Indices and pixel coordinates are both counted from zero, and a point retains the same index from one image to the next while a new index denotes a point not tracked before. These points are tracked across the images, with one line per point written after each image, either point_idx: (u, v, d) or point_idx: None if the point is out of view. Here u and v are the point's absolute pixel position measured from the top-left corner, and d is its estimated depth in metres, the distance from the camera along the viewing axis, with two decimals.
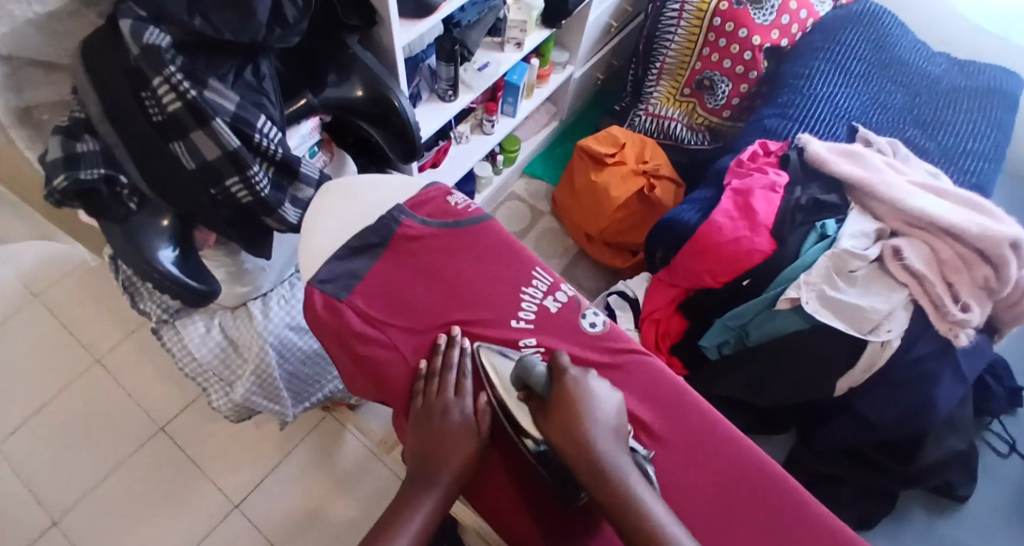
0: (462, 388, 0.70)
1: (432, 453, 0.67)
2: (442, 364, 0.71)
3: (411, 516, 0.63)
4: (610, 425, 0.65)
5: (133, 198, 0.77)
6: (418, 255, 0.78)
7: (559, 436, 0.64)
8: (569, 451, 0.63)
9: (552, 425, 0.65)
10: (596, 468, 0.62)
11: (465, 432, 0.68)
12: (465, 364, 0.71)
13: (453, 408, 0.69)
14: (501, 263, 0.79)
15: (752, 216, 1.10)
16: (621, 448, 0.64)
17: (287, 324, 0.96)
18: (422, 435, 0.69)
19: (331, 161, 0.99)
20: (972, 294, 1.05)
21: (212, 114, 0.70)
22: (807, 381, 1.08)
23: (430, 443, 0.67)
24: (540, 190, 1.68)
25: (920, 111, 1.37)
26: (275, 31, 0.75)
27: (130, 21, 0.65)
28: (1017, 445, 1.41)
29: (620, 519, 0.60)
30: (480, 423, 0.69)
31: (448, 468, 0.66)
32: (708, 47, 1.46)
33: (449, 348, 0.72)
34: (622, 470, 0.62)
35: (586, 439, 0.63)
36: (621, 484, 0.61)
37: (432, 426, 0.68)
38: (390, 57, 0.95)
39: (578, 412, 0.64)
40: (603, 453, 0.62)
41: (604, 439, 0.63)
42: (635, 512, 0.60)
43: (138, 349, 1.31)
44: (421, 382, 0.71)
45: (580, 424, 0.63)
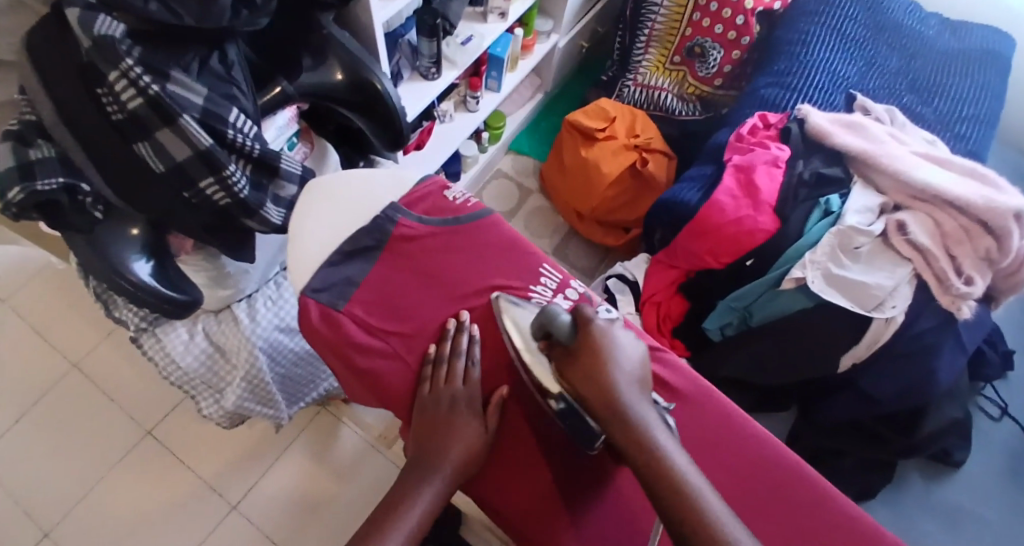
0: (470, 378, 0.67)
1: (434, 443, 0.64)
2: (450, 350, 0.68)
3: (409, 507, 0.60)
4: (633, 374, 0.62)
5: (98, 206, 0.70)
6: (417, 257, 0.73)
7: (581, 382, 0.61)
8: (591, 397, 0.60)
9: (573, 370, 0.61)
10: (619, 414, 0.59)
11: (472, 429, 0.65)
12: (474, 352, 0.68)
13: (461, 398, 0.66)
14: (508, 255, 0.74)
15: (755, 194, 1.07)
16: (644, 398, 0.61)
17: (277, 326, 0.91)
18: (422, 423, 0.66)
19: (311, 152, 0.93)
20: (975, 267, 1.01)
21: (179, 111, 0.63)
22: (814, 362, 1.05)
23: (432, 431, 0.65)
24: (528, 166, 1.62)
25: (916, 76, 1.32)
26: (243, 13, 0.67)
27: (77, 9, 0.58)
28: (1009, 409, 1.32)
29: (643, 466, 0.57)
30: (487, 418, 0.66)
31: (451, 461, 0.63)
32: (698, 12, 1.41)
33: (458, 334, 0.68)
34: (645, 417, 0.59)
35: (609, 385, 0.60)
36: (644, 431, 0.58)
37: (436, 416, 0.65)
38: (370, 35, 0.87)
39: (602, 358, 0.61)
40: (627, 400, 0.59)
41: (627, 386, 0.60)
42: (659, 460, 0.56)
43: (114, 351, 1.25)
44: (429, 368, 0.67)
45: (604, 371, 0.60)
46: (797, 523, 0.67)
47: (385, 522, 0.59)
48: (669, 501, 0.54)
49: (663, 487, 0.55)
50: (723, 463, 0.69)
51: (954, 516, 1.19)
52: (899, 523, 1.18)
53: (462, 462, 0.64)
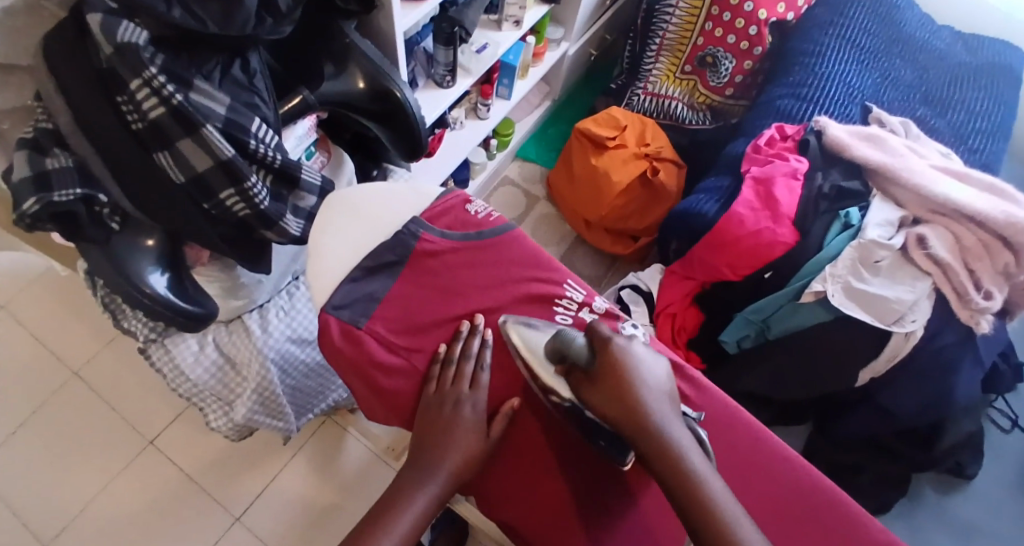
0: (478, 382, 0.66)
1: (434, 443, 0.62)
2: (459, 353, 0.67)
3: (404, 507, 0.59)
4: (661, 390, 0.60)
5: (115, 217, 0.69)
6: (438, 272, 0.71)
7: (608, 406, 0.59)
8: (619, 422, 0.58)
9: (598, 395, 0.59)
10: (651, 437, 0.57)
11: (472, 432, 0.63)
12: (484, 356, 0.67)
13: (464, 402, 0.64)
14: (526, 267, 0.72)
15: (774, 206, 1.06)
16: (674, 416, 0.59)
17: (289, 337, 0.88)
18: (424, 424, 0.64)
19: (328, 161, 0.91)
20: (993, 281, 0.99)
21: (201, 120, 0.61)
22: (830, 375, 1.04)
23: (431, 433, 0.63)
24: (534, 173, 1.61)
25: (930, 88, 1.30)
26: (267, 21, 0.66)
27: (99, 16, 0.56)
28: (1021, 421, 1.26)
29: (679, 492, 0.55)
30: (491, 427, 0.64)
31: (447, 466, 0.61)
32: (711, 22, 1.39)
33: (471, 336, 0.67)
34: (677, 439, 0.57)
35: (638, 406, 0.58)
36: (678, 454, 0.56)
37: (439, 418, 0.64)
38: (391, 44, 0.86)
39: (627, 380, 0.59)
40: (658, 422, 0.58)
41: (656, 408, 0.58)
42: (694, 485, 0.55)
43: (118, 360, 1.22)
44: (437, 367, 0.66)
45: (631, 393, 0.58)
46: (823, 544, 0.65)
47: (381, 517, 0.58)
48: (703, 527, 0.54)
49: (698, 514, 0.54)
50: (746, 482, 0.67)
51: (968, 531, 1.17)
52: (916, 538, 1.16)
53: (461, 465, 0.61)
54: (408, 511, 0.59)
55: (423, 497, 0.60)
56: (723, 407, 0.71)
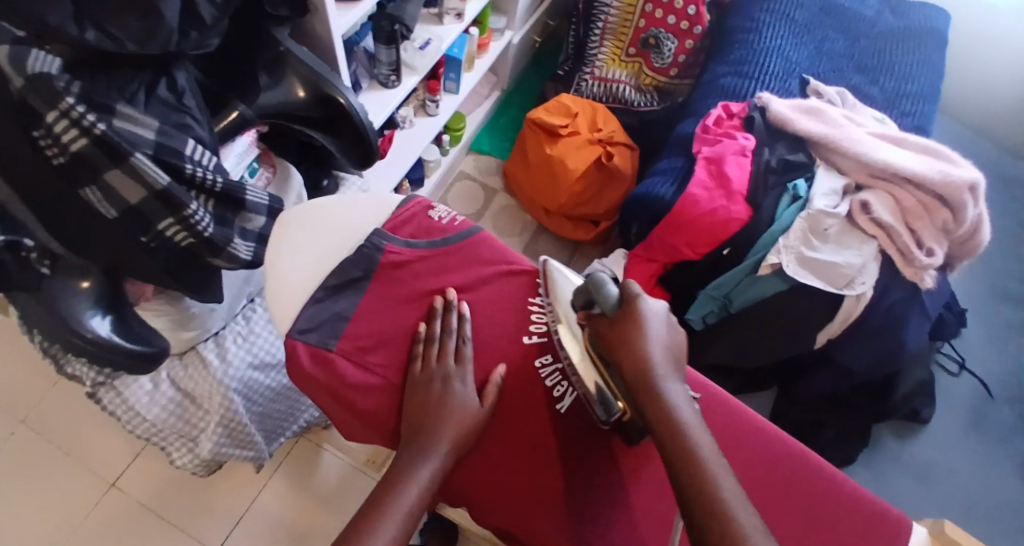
0: (462, 356, 0.64)
1: (427, 423, 0.60)
2: (440, 329, 0.65)
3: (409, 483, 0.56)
4: (671, 350, 0.59)
5: (45, 261, 0.65)
6: (408, 281, 0.70)
7: (615, 350, 0.58)
8: (622, 365, 0.58)
9: (608, 339, 0.59)
10: (648, 383, 0.56)
11: (466, 407, 0.61)
12: (465, 330, 0.66)
13: (453, 377, 0.62)
14: (492, 260, 0.72)
15: (726, 183, 1.08)
16: (676, 375, 0.58)
17: (250, 364, 0.85)
18: (413, 405, 0.62)
19: (273, 176, 0.87)
20: (934, 238, 1.03)
21: (129, 149, 0.56)
22: (790, 341, 1.07)
23: (421, 411, 0.61)
24: (490, 165, 1.58)
25: (862, 57, 1.34)
26: (191, 36, 0.61)
27: (5, 46, 0.51)
28: (967, 363, 1.28)
29: (665, 440, 0.54)
30: (483, 397, 0.63)
31: (446, 441, 0.59)
32: (651, 3, 1.39)
33: (448, 313, 0.67)
34: (672, 392, 0.56)
35: (643, 356, 0.57)
36: (671, 405, 0.55)
37: (427, 395, 0.62)
38: (330, 48, 0.83)
39: (640, 329, 0.58)
40: (659, 374, 0.57)
41: (661, 359, 0.58)
42: (681, 435, 0.54)
43: (67, 401, 1.16)
44: (420, 346, 0.65)
45: (639, 342, 0.58)
46: (803, 505, 0.67)
47: (380, 505, 0.55)
48: (681, 479, 0.52)
49: (677, 458, 0.53)
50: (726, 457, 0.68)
51: (926, 472, 1.17)
52: (882, 488, 1.15)
53: (457, 437, 0.60)
54: (410, 488, 0.56)
55: (423, 474, 0.57)
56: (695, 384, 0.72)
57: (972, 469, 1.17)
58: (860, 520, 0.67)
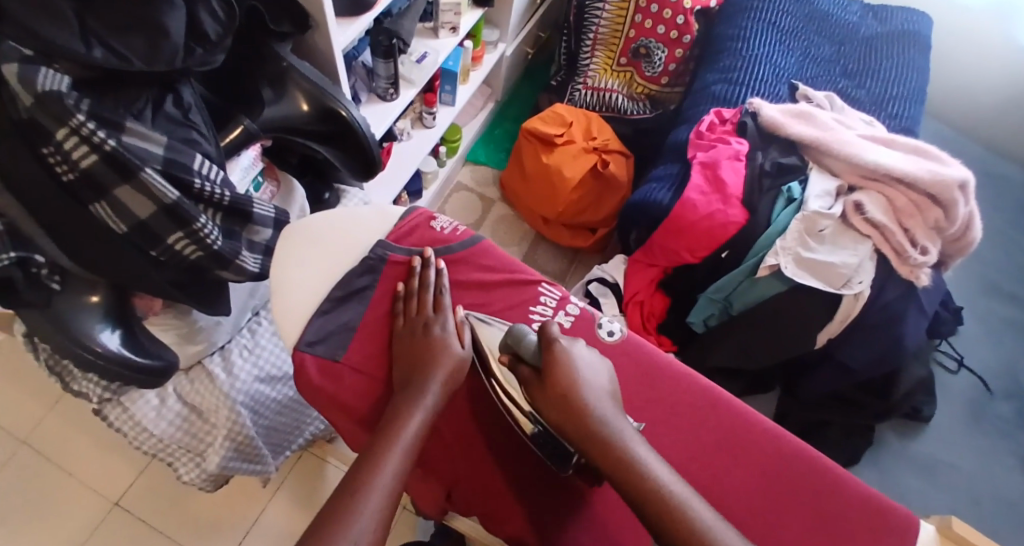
0: (441, 305, 0.68)
1: (418, 365, 0.63)
2: (419, 284, 0.69)
3: (406, 420, 0.59)
4: (603, 389, 0.61)
5: (55, 276, 0.65)
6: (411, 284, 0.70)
7: (553, 405, 0.60)
8: (560, 415, 0.60)
9: (545, 393, 0.61)
10: (586, 427, 0.58)
11: (450, 349, 0.65)
12: (443, 283, 0.70)
13: (434, 323, 0.66)
14: (491, 266, 0.74)
15: (723, 188, 1.09)
16: (617, 411, 0.60)
17: (256, 377, 0.85)
18: (402, 351, 0.65)
19: (277, 191, 0.87)
20: (927, 236, 1.04)
21: (139, 164, 0.57)
22: (790, 343, 1.08)
23: (412, 357, 0.64)
24: (487, 176, 1.60)
25: (848, 61, 1.37)
26: (196, 51, 0.63)
27: (15, 66, 0.52)
28: (966, 360, 1.30)
29: (619, 478, 0.56)
30: (463, 338, 0.67)
31: (437, 380, 0.62)
32: (640, 14, 1.42)
33: (426, 269, 0.70)
34: (619, 430, 0.58)
35: (579, 404, 0.59)
36: (619, 446, 0.57)
37: (413, 342, 0.65)
38: (330, 63, 0.83)
39: (569, 376, 0.60)
40: (600, 418, 0.59)
41: (598, 402, 0.60)
42: (635, 474, 0.55)
43: (68, 422, 1.15)
44: (400, 303, 0.68)
45: (573, 390, 0.60)
46: (815, 508, 0.67)
47: (381, 441, 0.57)
48: (650, 512, 0.54)
49: (640, 495, 0.55)
50: (734, 462, 0.69)
51: (933, 467, 1.17)
52: (888, 484, 1.16)
53: (449, 374, 0.63)
54: (409, 423, 0.58)
55: (421, 413, 0.60)
56: (703, 388, 0.73)
57: (976, 465, 1.18)
58: (868, 519, 0.67)
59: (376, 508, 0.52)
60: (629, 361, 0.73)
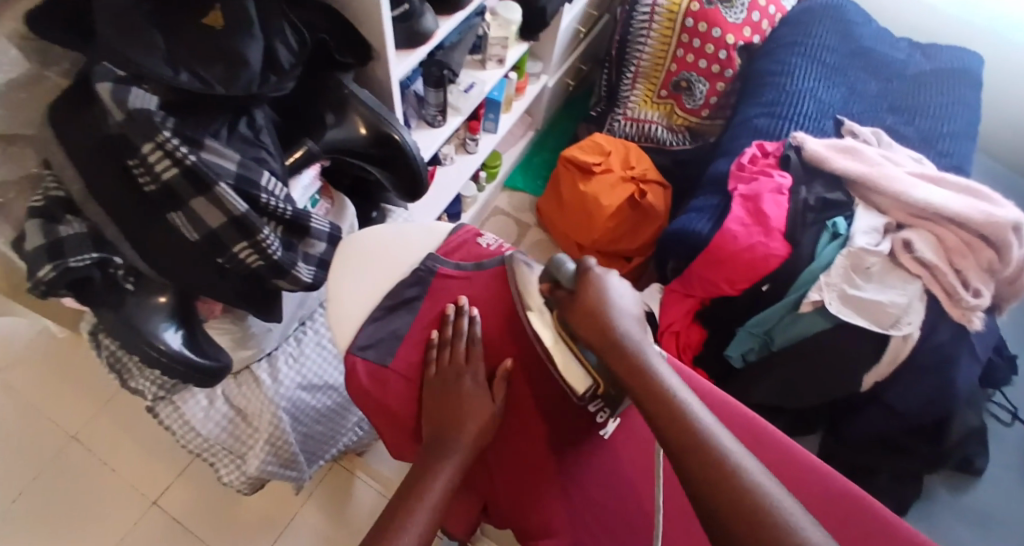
0: (474, 355, 0.68)
1: (447, 422, 0.64)
2: (453, 334, 0.69)
3: (431, 483, 0.60)
4: (633, 316, 0.63)
5: (129, 278, 0.70)
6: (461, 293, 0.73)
7: (579, 321, 0.62)
8: (589, 334, 0.61)
9: (573, 309, 0.63)
10: (614, 346, 0.60)
11: (481, 403, 0.66)
12: (475, 331, 0.69)
13: (466, 375, 0.66)
14: None
15: (764, 221, 1.09)
16: (644, 336, 0.62)
17: (299, 384, 0.90)
18: (435, 404, 0.66)
19: (331, 207, 0.91)
20: (980, 278, 1.02)
21: (215, 179, 0.62)
22: (834, 381, 1.05)
23: (446, 410, 0.65)
24: (524, 202, 1.63)
25: (895, 97, 1.36)
26: (271, 79, 0.68)
27: (110, 85, 0.58)
28: (1021, 413, 1.25)
29: (639, 390, 0.57)
30: (494, 391, 0.67)
31: (466, 440, 0.63)
32: (682, 48, 1.44)
33: (459, 318, 0.70)
34: (640, 346, 0.60)
35: (608, 324, 0.61)
36: (643, 363, 0.58)
37: (446, 394, 0.66)
38: (385, 90, 0.88)
39: (601, 300, 0.62)
40: (624, 334, 0.60)
41: (625, 319, 0.61)
42: (657, 389, 0.56)
43: (115, 419, 1.20)
44: (434, 350, 0.68)
45: (604, 314, 0.61)
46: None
47: (407, 502, 0.58)
48: (664, 421, 0.54)
49: (650, 402, 0.56)
50: None
51: (983, 523, 1.13)
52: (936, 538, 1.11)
53: (477, 432, 0.64)
54: (437, 483, 0.60)
55: (445, 472, 0.61)
56: (746, 420, 0.72)
57: None
58: None
59: None
60: None
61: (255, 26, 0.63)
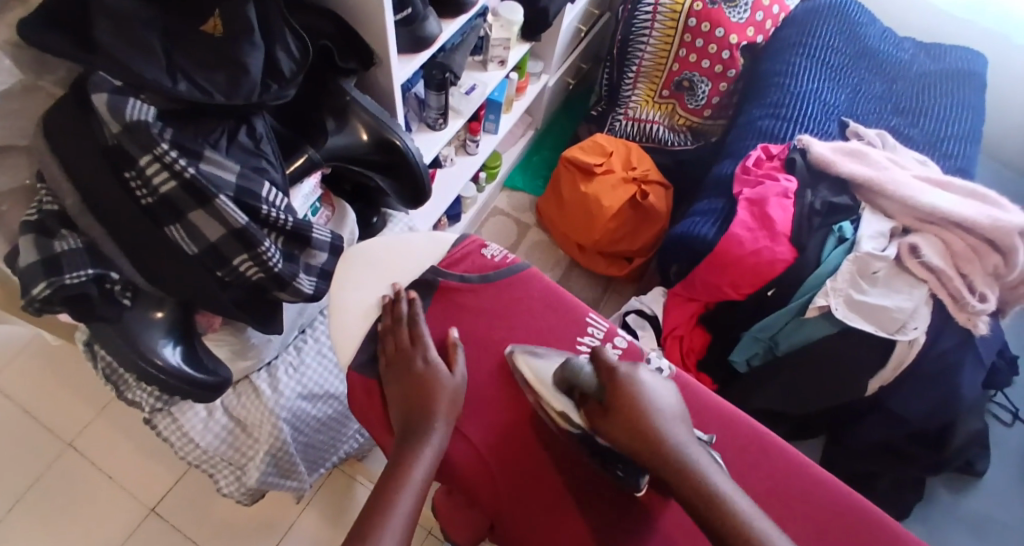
0: (421, 336, 0.67)
1: (418, 402, 0.64)
2: (393, 320, 0.69)
3: (413, 458, 0.60)
4: (674, 414, 0.60)
5: (126, 293, 0.68)
6: (468, 304, 0.74)
7: (620, 429, 0.59)
8: (637, 449, 0.58)
9: (613, 423, 0.59)
10: (665, 458, 0.57)
11: (446, 382, 0.65)
12: (420, 314, 0.69)
13: (416, 357, 0.66)
14: (533, 297, 0.75)
15: (770, 225, 1.08)
16: (690, 437, 0.59)
17: (300, 394, 0.88)
18: (397, 390, 0.66)
19: (333, 215, 0.90)
20: (986, 283, 1.01)
21: (214, 191, 0.61)
22: (839, 386, 1.05)
23: (412, 397, 0.64)
24: (523, 202, 1.61)
25: (900, 98, 1.35)
26: (272, 87, 0.66)
27: (105, 95, 0.56)
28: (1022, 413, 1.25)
29: (702, 508, 0.54)
30: (452, 365, 0.67)
31: (438, 413, 0.63)
32: (685, 48, 1.42)
33: (400, 302, 0.70)
34: (697, 460, 0.57)
35: (654, 434, 0.58)
36: (700, 478, 0.55)
37: (406, 377, 0.66)
38: (388, 95, 0.86)
39: (639, 405, 0.59)
40: (671, 441, 0.58)
41: (674, 429, 0.59)
42: (721, 505, 0.53)
43: (112, 425, 1.18)
44: (386, 337, 0.69)
45: (645, 421, 0.59)
46: None
47: (392, 486, 0.58)
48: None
49: (731, 533, 0.52)
50: (789, 511, 0.67)
51: (983, 526, 1.12)
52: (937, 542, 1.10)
53: (447, 410, 0.64)
54: (419, 467, 0.59)
55: (425, 456, 0.60)
56: (753, 435, 0.71)
57: None
58: None
59: (399, 526, 0.55)
60: None
61: (255, 32, 0.61)
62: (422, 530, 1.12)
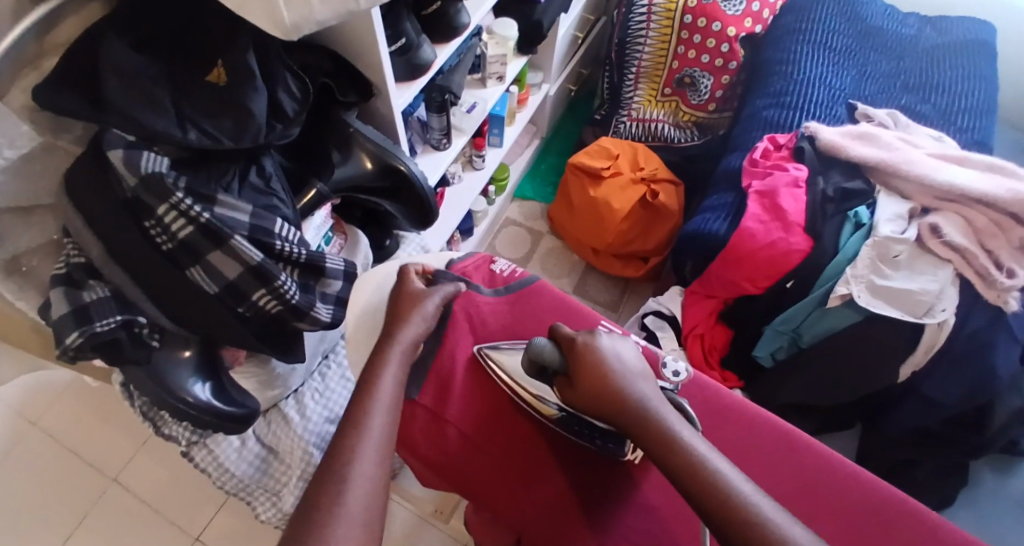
0: (409, 276, 0.75)
1: (400, 315, 0.71)
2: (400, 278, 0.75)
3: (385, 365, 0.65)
4: (634, 371, 0.66)
5: (154, 335, 0.70)
6: (479, 319, 0.77)
7: (587, 395, 0.64)
8: (602, 410, 0.64)
9: (577, 390, 0.65)
10: (626, 412, 0.63)
11: (426, 307, 0.72)
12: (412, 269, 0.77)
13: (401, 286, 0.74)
14: (542, 310, 0.78)
15: (783, 216, 1.08)
16: (650, 389, 0.65)
17: (327, 419, 0.91)
18: (390, 317, 0.72)
19: (345, 242, 0.93)
20: (1014, 258, 0.97)
21: (229, 232, 0.64)
22: (867, 374, 1.03)
23: (395, 314, 0.71)
24: (533, 211, 1.62)
25: (908, 76, 1.33)
26: (277, 127, 0.69)
27: (120, 152, 0.60)
28: None
29: (659, 452, 0.59)
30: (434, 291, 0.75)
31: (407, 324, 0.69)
32: (683, 45, 1.42)
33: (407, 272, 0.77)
34: (653, 410, 0.62)
35: (614, 393, 0.63)
36: (657, 426, 0.61)
37: (398, 308, 0.72)
38: (390, 123, 0.89)
39: (599, 369, 0.65)
40: (631, 396, 0.63)
41: (632, 384, 0.64)
42: (676, 448, 0.58)
43: (153, 461, 1.22)
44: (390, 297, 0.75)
45: (606, 384, 0.64)
46: None
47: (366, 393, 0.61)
48: (689, 483, 0.56)
49: (686, 476, 0.57)
50: (818, 507, 0.67)
51: None
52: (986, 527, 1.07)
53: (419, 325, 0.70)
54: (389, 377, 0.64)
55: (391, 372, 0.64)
56: (776, 432, 0.71)
57: None
58: None
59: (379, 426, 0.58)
60: (694, 399, 0.74)
61: (257, 77, 0.64)
62: (415, 518, 1.16)
